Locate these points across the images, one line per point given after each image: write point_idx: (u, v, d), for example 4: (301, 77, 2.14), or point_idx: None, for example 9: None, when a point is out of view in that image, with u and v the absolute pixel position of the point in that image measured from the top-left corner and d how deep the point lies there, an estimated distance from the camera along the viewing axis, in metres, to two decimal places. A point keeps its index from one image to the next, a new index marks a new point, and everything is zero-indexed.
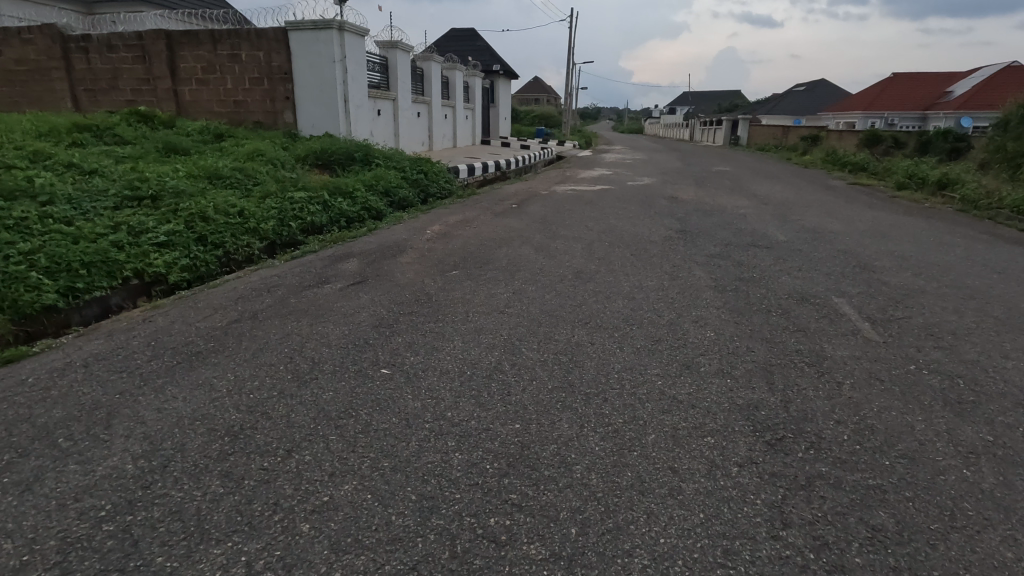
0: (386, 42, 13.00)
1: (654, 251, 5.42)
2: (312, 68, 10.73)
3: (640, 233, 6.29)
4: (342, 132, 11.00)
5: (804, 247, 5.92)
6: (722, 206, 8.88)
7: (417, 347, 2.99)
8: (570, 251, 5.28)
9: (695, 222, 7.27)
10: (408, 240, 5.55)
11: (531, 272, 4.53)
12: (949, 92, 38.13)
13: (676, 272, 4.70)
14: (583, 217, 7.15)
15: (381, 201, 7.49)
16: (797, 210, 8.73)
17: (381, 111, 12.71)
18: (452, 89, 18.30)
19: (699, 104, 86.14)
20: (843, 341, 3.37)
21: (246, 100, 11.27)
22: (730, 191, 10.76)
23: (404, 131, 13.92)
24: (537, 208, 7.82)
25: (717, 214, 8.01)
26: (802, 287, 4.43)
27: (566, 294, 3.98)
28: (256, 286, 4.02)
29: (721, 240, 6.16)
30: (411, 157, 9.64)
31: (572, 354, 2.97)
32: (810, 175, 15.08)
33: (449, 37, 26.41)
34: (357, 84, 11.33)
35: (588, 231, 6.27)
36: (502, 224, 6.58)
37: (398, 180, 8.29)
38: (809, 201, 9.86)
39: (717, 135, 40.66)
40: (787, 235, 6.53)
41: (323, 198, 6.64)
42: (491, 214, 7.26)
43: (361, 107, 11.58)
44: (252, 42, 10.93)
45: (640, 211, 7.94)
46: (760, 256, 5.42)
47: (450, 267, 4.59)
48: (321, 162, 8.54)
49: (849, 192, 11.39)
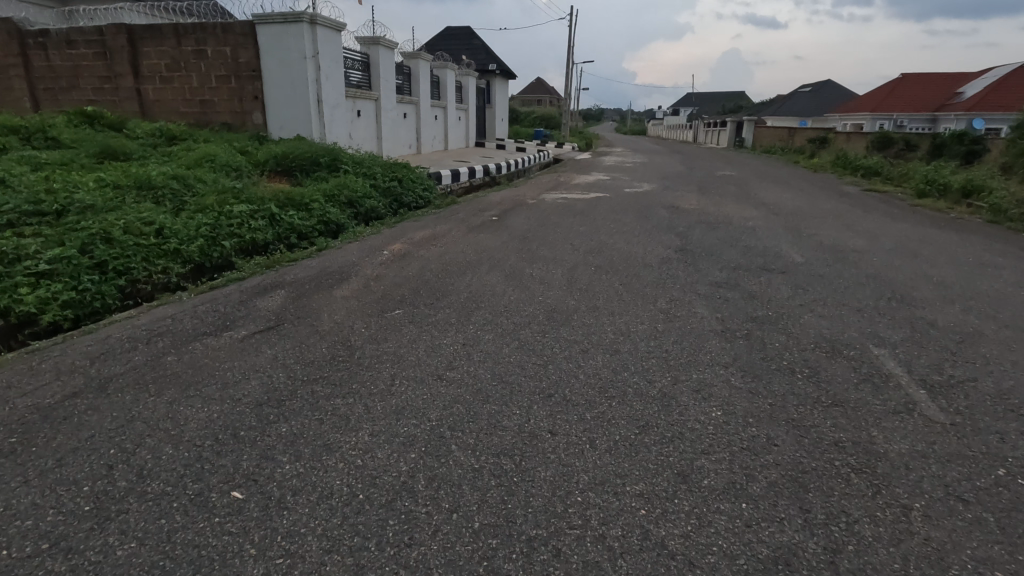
0: (367, 38, 12.21)
1: (648, 279, 4.56)
2: (282, 65, 9.91)
3: (633, 253, 5.47)
4: (314, 134, 10.17)
5: (824, 270, 5.08)
6: (727, 217, 8.03)
7: (306, 440, 2.15)
8: (547, 279, 4.42)
9: (697, 238, 6.40)
10: (358, 264, 4.71)
11: (495, 308, 3.70)
12: (960, 93, 37.06)
13: (672, 308, 3.87)
14: (568, 232, 6.34)
15: (342, 213, 6.63)
16: (811, 222, 7.87)
17: (361, 111, 11.87)
18: (443, 89, 17.45)
19: (703, 106, 85.23)
20: (897, 423, 2.49)
21: (213, 100, 10.46)
22: (736, 199, 9.88)
23: (387, 135, 13.10)
24: (519, 220, 6.99)
25: (722, 227, 7.19)
26: (827, 330, 3.59)
27: (532, 342, 3.16)
28: (140, 331, 3.19)
29: (727, 262, 5.30)
30: (386, 162, 8.78)
31: (522, 451, 2.13)
32: (820, 181, 14.15)
33: (443, 35, 25.55)
34: (333, 82, 10.51)
35: (572, 251, 5.41)
36: (474, 241, 5.73)
37: (365, 188, 7.44)
38: (823, 211, 8.96)
39: (721, 137, 39.72)
40: (803, 254, 5.68)
41: (270, 211, 5.80)
42: (465, 229, 6.42)
43: (338, 107, 10.76)
44: (218, 37, 10.13)
45: (635, 223, 7.14)
46: (771, 284, 4.59)
47: (396, 302, 3.75)
48: (281, 169, 7.70)
49: (865, 200, 10.51)
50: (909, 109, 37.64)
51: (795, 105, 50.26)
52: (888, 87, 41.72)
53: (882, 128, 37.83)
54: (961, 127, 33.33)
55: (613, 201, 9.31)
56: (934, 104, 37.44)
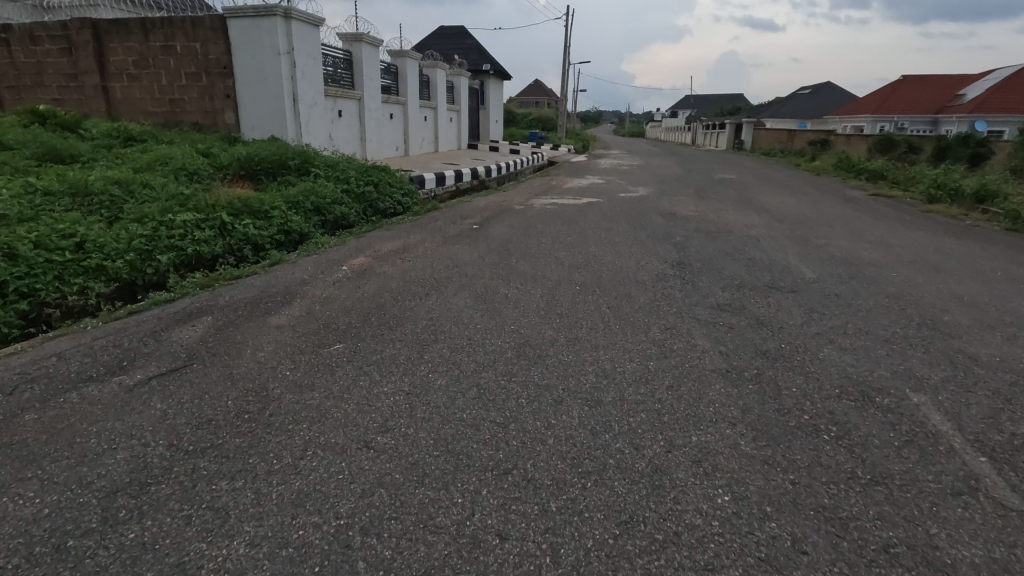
0: (350, 34, 11.62)
1: (639, 301, 3.99)
2: (255, 61, 9.31)
3: (625, 268, 4.88)
4: (289, 135, 9.59)
5: (839, 289, 4.50)
6: (728, 225, 7.46)
7: (159, 553, 1.56)
8: (523, 301, 3.85)
9: (696, 249, 5.83)
10: (309, 282, 4.13)
11: (456, 340, 3.12)
12: (961, 95, 36.60)
13: (668, 339, 3.29)
14: (552, 242, 5.77)
15: (306, 222, 6.05)
16: (819, 230, 7.31)
17: (343, 111, 11.30)
18: (433, 88, 16.89)
19: (701, 108, 84.84)
20: (958, 511, 1.90)
21: (183, 98, 9.88)
22: (737, 205, 9.31)
23: (371, 136, 12.51)
24: (502, 228, 6.42)
25: (723, 236, 6.63)
26: (852, 368, 3.01)
27: (494, 389, 2.58)
28: (14, 374, 2.61)
29: (729, 278, 4.73)
30: (362, 165, 8.20)
31: (456, 570, 1.55)
32: (824, 185, 13.60)
33: (436, 35, 24.99)
34: (310, 80, 9.92)
35: (556, 265, 4.84)
36: (449, 254, 5.16)
37: (335, 194, 6.85)
38: (829, 217, 8.40)
39: (720, 139, 39.21)
40: (812, 268, 5.11)
41: (221, 220, 5.21)
42: (442, 239, 5.83)
43: (317, 107, 10.18)
44: (188, 31, 9.55)
45: (629, 231, 6.57)
46: (781, 306, 4.02)
47: (341, 334, 3.17)
48: (245, 173, 7.11)
49: (872, 206, 9.96)
50: (910, 111, 37.19)
51: (794, 108, 49.82)
52: (887, 89, 41.29)
53: (883, 131, 37.35)
54: (962, 129, 32.87)
55: (606, 206, 8.73)
56: (935, 106, 37.00)
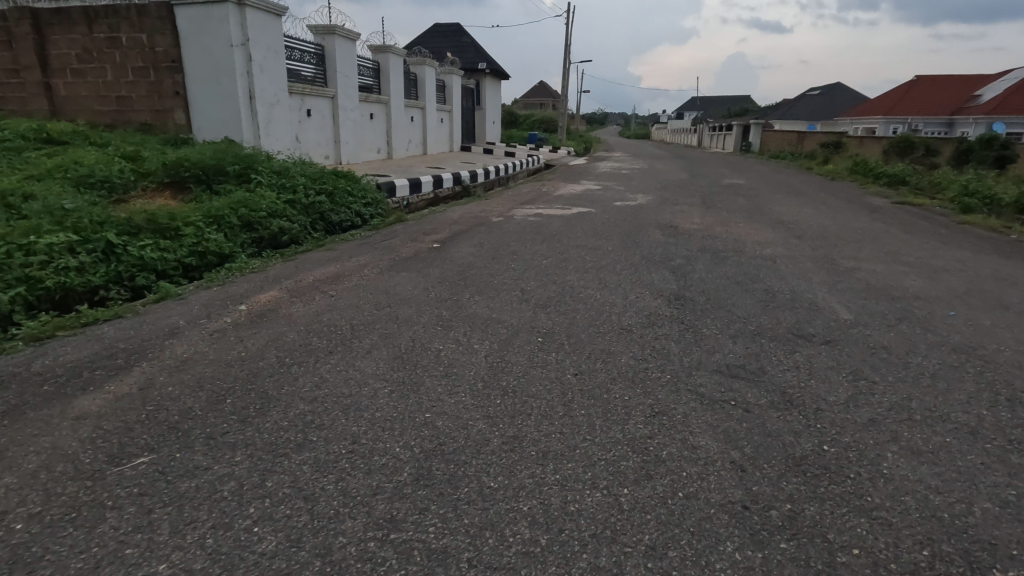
0: (321, 26, 10.63)
1: (620, 360, 2.95)
2: (205, 54, 8.33)
3: (608, 306, 3.83)
4: (244, 136, 8.57)
5: (887, 339, 3.43)
6: (739, 241, 6.38)
7: None
8: (460, 364, 2.81)
9: (699, 275, 4.79)
10: (179, 332, 3.09)
11: (331, 446, 2.07)
12: (978, 96, 35.28)
13: (653, 437, 2.23)
14: (521, 266, 4.73)
15: (226, 241, 5.03)
16: (845, 248, 6.22)
17: (311, 110, 10.29)
18: (421, 87, 15.87)
19: (709, 111, 83.61)
20: None
21: (130, 96, 8.90)
22: (747, 216, 8.21)
23: (346, 137, 11.51)
24: (468, 248, 5.37)
25: (733, 256, 5.57)
26: (938, 498, 1.93)
27: (351, 566, 1.53)
28: None
29: (742, 320, 3.68)
30: (318, 172, 7.19)
31: None
32: (842, 191, 12.49)
33: (431, 33, 23.99)
34: (270, 75, 8.92)
35: (520, 302, 3.81)
36: (389, 284, 4.12)
37: (274, 204, 5.83)
38: (854, 231, 7.32)
39: (727, 141, 38.04)
40: (846, 306, 4.03)
41: (106, 241, 4.20)
42: (388, 262, 4.80)
43: (278, 105, 9.17)
44: (133, 22, 8.58)
45: (620, 251, 5.53)
46: (813, 371, 2.94)
47: (163, 430, 2.13)
48: (173, 180, 6.11)
49: (899, 217, 8.83)
50: (925, 113, 35.89)
51: (804, 109, 48.60)
52: (901, 90, 39.97)
53: (897, 132, 36.05)
54: (980, 131, 31.55)
55: (598, 217, 7.67)
56: (951, 107, 35.69)
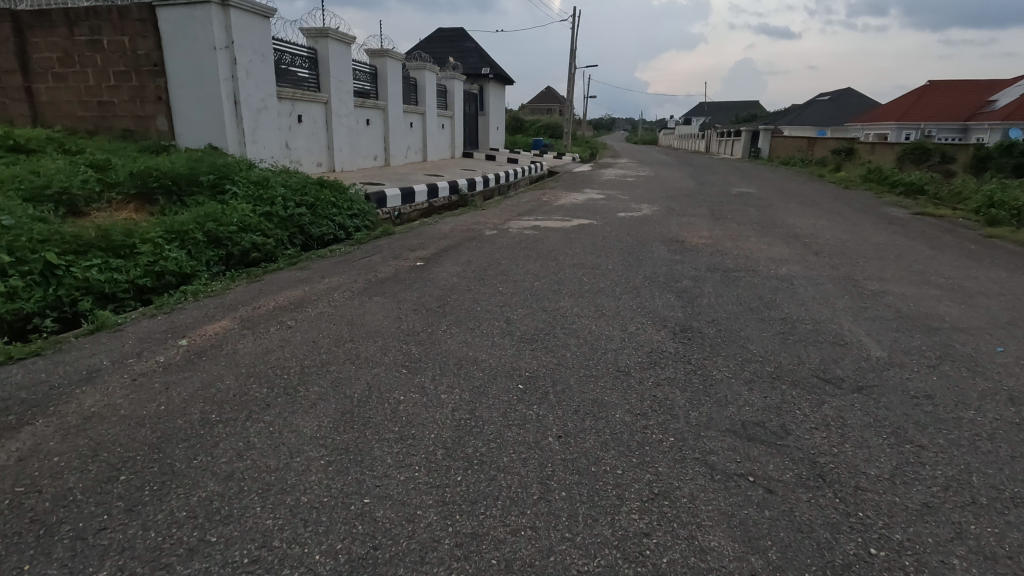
0: (314, 29, 10.26)
1: (613, 416, 2.48)
2: (187, 57, 7.95)
3: (604, 341, 3.35)
4: (228, 143, 8.18)
5: (929, 385, 2.93)
6: (751, 258, 5.88)
7: None
8: (420, 421, 2.35)
9: (708, 299, 4.31)
10: (97, 377, 2.64)
11: (233, 552, 1.61)
12: (993, 101, 34.55)
13: (650, 535, 1.76)
14: (510, 290, 4.26)
15: (188, 259, 4.61)
16: (868, 266, 5.71)
17: (302, 116, 9.91)
18: (420, 92, 15.50)
19: (716, 117, 83.07)
20: None
21: (112, 101, 8.53)
22: (759, 229, 7.71)
23: (340, 144, 11.11)
24: (454, 267, 4.92)
25: (745, 276, 5.08)
26: None
27: None
28: None
29: (757, 359, 3.19)
30: (301, 182, 6.78)
31: None
32: (857, 200, 11.96)
33: (433, 38, 23.64)
34: (257, 80, 8.54)
35: (503, 335, 3.35)
36: (358, 313, 3.67)
37: (247, 218, 5.42)
38: (875, 246, 6.81)
39: (736, 147, 37.48)
40: (876, 341, 3.54)
41: (45, 263, 3.79)
42: (363, 284, 4.35)
43: (266, 111, 8.79)
44: (114, 24, 8.21)
45: (621, 271, 5.04)
46: (846, 431, 2.45)
47: (24, 526, 1.67)
48: (141, 191, 5.71)
49: (921, 230, 8.30)
50: (938, 119, 35.20)
51: (814, 114, 47.98)
52: (913, 96, 39.28)
53: (909, 139, 35.36)
54: (996, 137, 30.85)
55: (599, 231, 7.19)
56: (965, 113, 34.96)
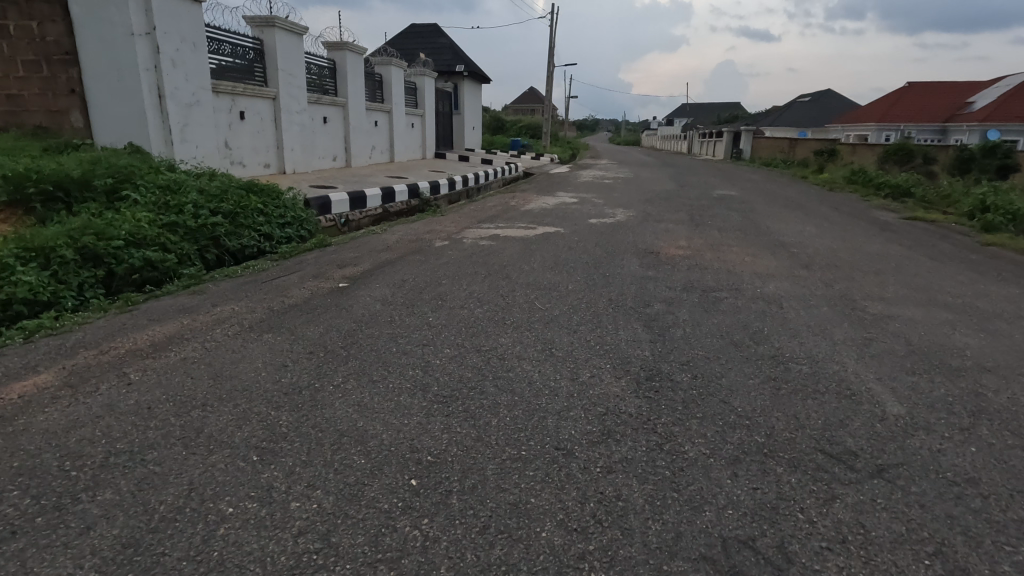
0: (258, 18, 9.36)
1: (538, 533, 1.72)
2: (100, 44, 6.99)
3: (545, 399, 2.57)
4: (152, 142, 7.27)
5: (967, 462, 2.21)
6: (734, 273, 5.16)
7: None
8: (242, 558, 1.55)
9: (681, 330, 3.57)
10: None
11: None
12: (971, 102, 34.65)
13: None
14: (442, 322, 3.48)
15: (49, 283, 3.76)
16: (864, 282, 5.04)
17: (244, 112, 9.01)
18: (386, 89, 14.64)
19: (699, 117, 83.23)
20: None
21: (19, 94, 7.33)
22: (742, 237, 7.01)
23: (292, 143, 10.23)
24: (383, 290, 4.10)
25: (730, 299, 4.34)
26: None
27: None
28: None
29: (743, 423, 2.44)
30: (223, 186, 5.92)
31: None
32: (842, 203, 11.40)
33: (405, 34, 22.71)
34: (186, 71, 7.63)
35: (415, 392, 2.56)
36: (234, 358, 2.85)
37: (141, 229, 4.56)
38: (868, 257, 6.16)
39: (717, 148, 37.20)
40: (891, 391, 2.82)
41: None
42: (262, 315, 3.51)
43: (198, 106, 7.88)
44: (20, 6, 7.10)
45: (585, 293, 4.27)
46: (871, 555, 1.71)
47: None
48: (17, 199, 4.80)
49: (913, 237, 7.69)
50: (917, 120, 35.21)
51: (794, 115, 47.97)
52: (892, 97, 39.33)
53: (889, 140, 35.31)
54: (974, 139, 30.86)
55: (566, 240, 6.43)
56: (944, 114, 35.00)
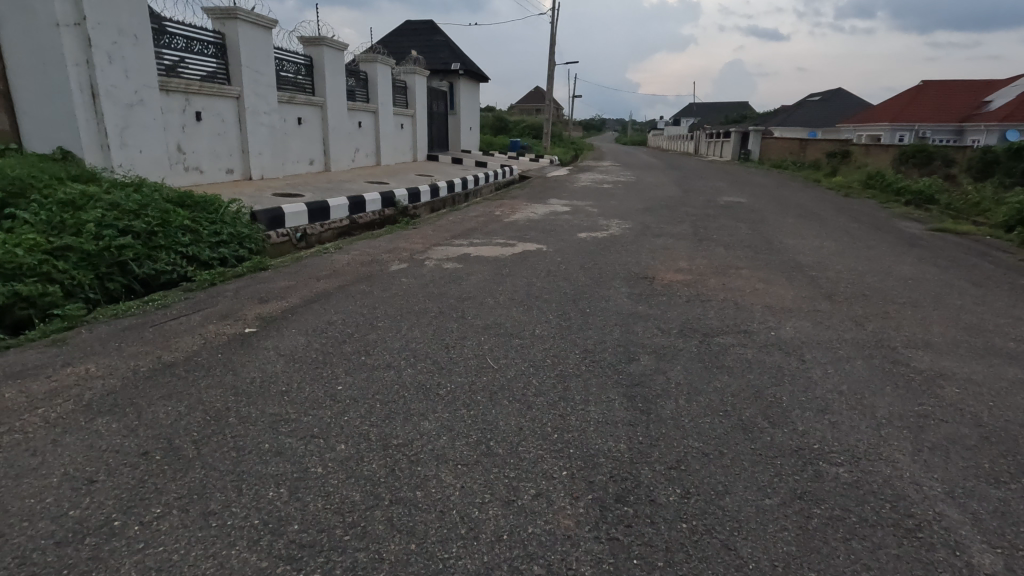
0: (218, 9, 8.54)
1: None
2: (22, 37, 6.15)
3: (457, 549, 1.71)
4: (85, 146, 6.46)
5: None
6: (742, 309, 4.28)
7: None
8: None
9: (671, 403, 2.70)
10: None
11: None
12: (989, 102, 33.44)
13: None
14: (352, 393, 2.62)
15: None
16: (900, 320, 4.14)
17: (200, 113, 8.20)
18: (371, 88, 13.82)
19: (706, 117, 82.01)
20: None
21: None
22: (750, 256, 6.12)
23: (259, 147, 9.42)
24: (296, 339, 3.25)
25: (738, 348, 3.46)
26: None
27: None
28: None
29: None
30: (145, 199, 5.08)
31: None
32: (861, 213, 10.46)
33: (399, 31, 21.88)
34: (125, 67, 6.81)
35: (259, 537, 1.70)
36: (24, 467, 1.99)
37: (14, 257, 3.73)
38: (900, 282, 5.26)
39: (724, 149, 36.18)
40: (973, 522, 1.93)
41: None
42: (116, 384, 2.66)
43: (141, 106, 7.07)
44: None
45: (554, 340, 3.41)
46: None
47: None
48: None
49: (947, 254, 6.77)
50: (932, 120, 34.04)
51: (804, 115, 46.80)
52: (906, 96, 38.13)
53: (903, 141, 34.18)
54: (992, 140, 29.65)
55: (548, 259, 5.57)
56: (961, 114, 33.81)
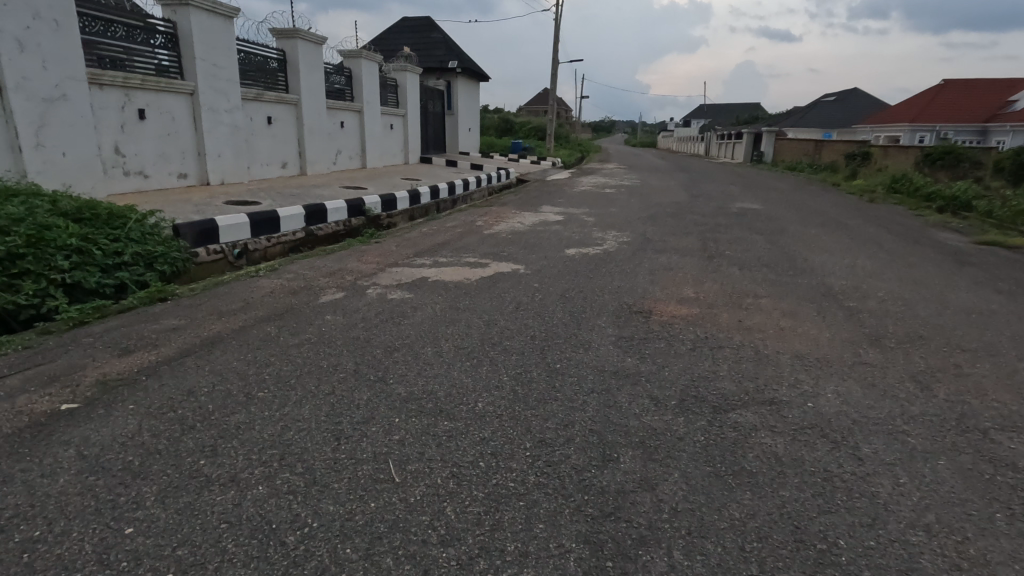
0: None
1: None
2: None
3: None
4: None
5: None
6: (764, 361, 3.24)
7: None
8: None
9: (659, 559, 1.69)
10: None
11: None
12: (1014, 101, 31.97)
13: None
14: (140, 549, 1.62)
15: None
16: (980, 380, 3.08)
17: (144, 110, 7.27)
18: (356, 85, 12.89)
19: (717, 118, 80.64)
20: None
21: None
22: (771, 279, 5.08)
23: (219, 149, 8.49)
24: (124, 424, 2.26)
25: (762, 435, 2.42)
26: None
27: None
28: None
29: None
30: (22, 213, 4.13)
31: None
32: (891, 221, 9.36)
33: (396, 28, 21.00)
34: (43, 56, 5.89)
35: None
36: None
37: None
38: (962, 316, 4.20)
39: (736, 150, 35.00)
40: None
41: None
42: None
43: (64, 101, 6.14)
44: None
45: (499, 424, 2.40)
46: None
47: None
48: None
49: (1005, 275, 5.68)
50: (954, 120, 32.61)
51: (818, 115, 45.41)
52: (926, 95, 36.69)
53: (923, 142, 32.82)
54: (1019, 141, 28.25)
55: (523, 285, 4.57)
56: (985, 114, 32.35)
